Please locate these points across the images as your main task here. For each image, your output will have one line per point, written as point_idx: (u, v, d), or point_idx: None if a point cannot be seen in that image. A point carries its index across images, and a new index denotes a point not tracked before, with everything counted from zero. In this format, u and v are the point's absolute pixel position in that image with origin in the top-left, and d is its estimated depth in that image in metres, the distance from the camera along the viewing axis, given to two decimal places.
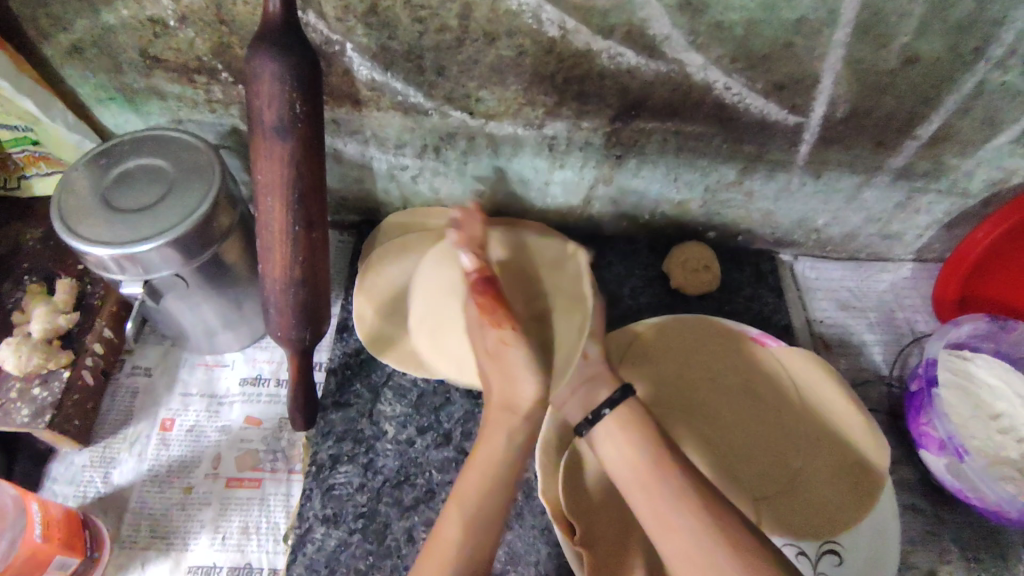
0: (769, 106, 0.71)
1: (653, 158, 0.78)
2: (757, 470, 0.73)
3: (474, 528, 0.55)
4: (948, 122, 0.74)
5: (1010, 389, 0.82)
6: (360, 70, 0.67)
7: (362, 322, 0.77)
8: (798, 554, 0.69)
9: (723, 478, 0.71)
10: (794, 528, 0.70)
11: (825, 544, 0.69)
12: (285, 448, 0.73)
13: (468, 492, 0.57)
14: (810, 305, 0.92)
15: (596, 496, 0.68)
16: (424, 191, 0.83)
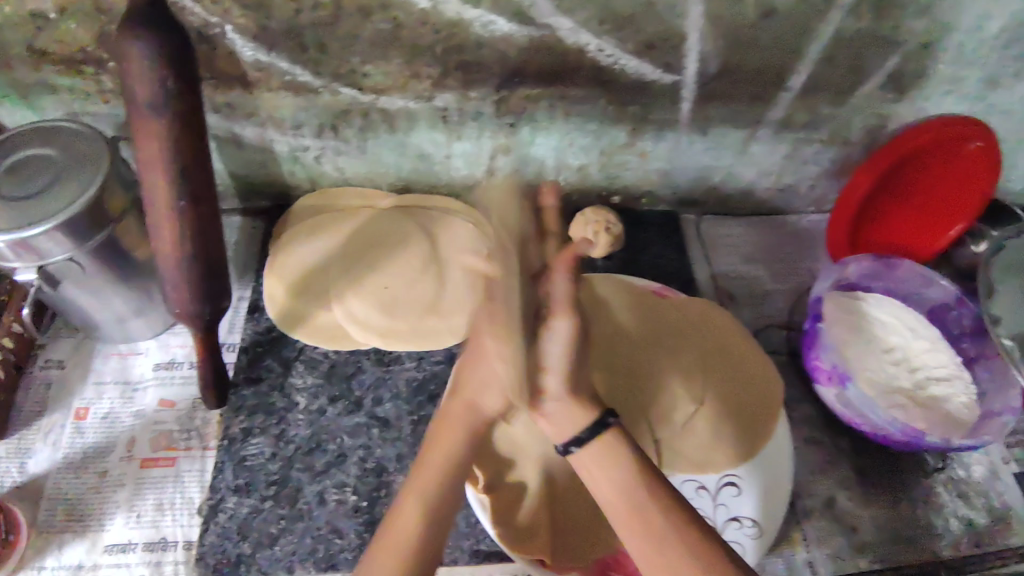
0: (643, 67, 0.75)
1: (544, 124, 0.81)
2: (662, 413, 0.75)
3: (425, 520, 0.54)
4: (815, 73, 0.79)
5: (897, 322, 0.88)
6: (244, 51, 0.70)
7: (273, 301, 0.80)
8: (698, 488, 0.73)
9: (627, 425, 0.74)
10: (692, 463, 0.74)
11: (722, 477, 0.73)
12: (198, 427, 0.74)
13: (433, 482, 0.55)
14: (716, 260, 0.96)
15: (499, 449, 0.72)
16: (329, 171, 0.86)
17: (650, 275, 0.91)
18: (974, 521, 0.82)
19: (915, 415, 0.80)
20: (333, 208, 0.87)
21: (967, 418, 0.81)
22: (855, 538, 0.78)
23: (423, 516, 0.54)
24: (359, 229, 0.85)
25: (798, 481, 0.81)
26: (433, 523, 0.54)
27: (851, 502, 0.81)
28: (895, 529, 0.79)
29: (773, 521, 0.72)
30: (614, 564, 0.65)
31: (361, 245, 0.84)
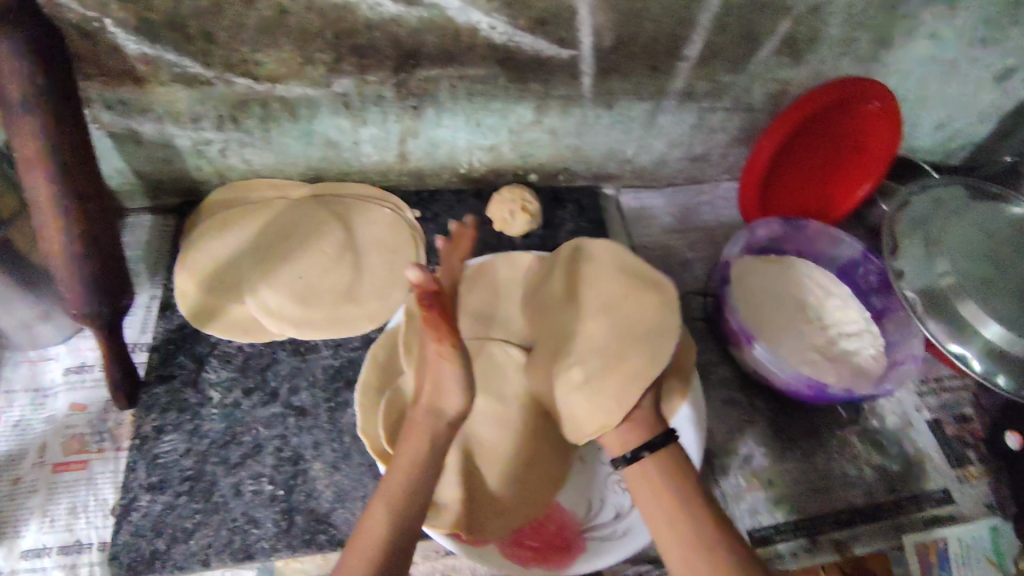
0: (538, 43, 0.75)
1: (448, 106, 0.81)
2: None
3: (394, 522, 0.59)
4: (710, 42, 0.80)
5: (806, 282, 0.91)
6: (127, 45, 0.68)
7: (185, 297, 0.79)
8: None
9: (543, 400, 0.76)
10: None
11: None
12: (111, 428, 0.74)
13: (397, 488, 0.60)
14: (633, 233, 0.98)
15: None
16: (237, 163, 0.85)
17: None
18: (887, 468, 0.85)
19: (826, 370, 0.83)
20: (246, 201, 0.86)
21: (874, 369, 0.84)
22: (771, 492, 0.81)
23: (391, 520, 0.59)
24: (272, 221, 0.84)
25: (716, 441, 0.84)
26: (399, 527, 0.59)
27: (768, 458, 0.83)
28: (809, 480, 0.82)
29: None
30: (529, 530, 0.70)
31: (275, 236, 0.83)
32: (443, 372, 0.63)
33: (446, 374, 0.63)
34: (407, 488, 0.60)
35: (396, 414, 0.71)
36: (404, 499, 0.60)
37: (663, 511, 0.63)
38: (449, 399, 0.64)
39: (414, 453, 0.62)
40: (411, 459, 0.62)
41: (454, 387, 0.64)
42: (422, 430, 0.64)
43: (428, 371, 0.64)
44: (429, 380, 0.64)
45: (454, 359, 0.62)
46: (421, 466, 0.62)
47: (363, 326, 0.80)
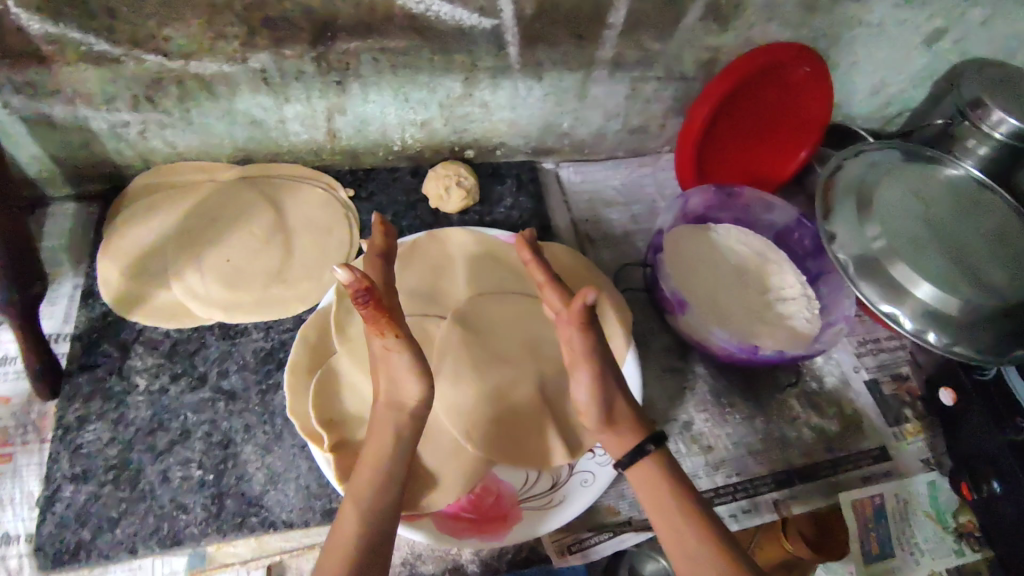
0: (458, 12, 0.74)
1: (373, 80, 0.80)
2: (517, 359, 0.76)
3: (366, 528, 0.57)
4: (633, 8, 0.79)
5: (746, 249, 0.92)
6: (30, 24, 0.67)
7: (108, 285, 0.77)
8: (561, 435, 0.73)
9: (488, 380, 0.74)
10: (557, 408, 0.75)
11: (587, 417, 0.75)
12: (35, 420, 0.71)
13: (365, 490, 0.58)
14: (575, 206, 0.98)
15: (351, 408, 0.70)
16: (159, 146, 0.82)
17: (506, 226, 0.91)
18: (827, 429, 0.86)
19: (762, 333, 0.84)
20: (171, 186, 0.85)
21: (808, 331, 0.85)
22: (711, 457, 0.81)
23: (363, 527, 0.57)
24: (198, 205, 0.83)
25: (658, 409, 0.84)
26: (372, 535, 0.57)
27: (708, 423, 0.83)
28: (750, 443, 0.83)
29: None
30: (467, 503, 0.70)
31: (200, 220, 0.81)
32: (395, 364, 0.59)
33: (397, 366, 0.58)
34: (373, 484, 0.59)
35: (329, 390, 0.71)
36: (372, 495, 0.58)
37: (673, 520, 0.58)
38: (408, 390, 0.59)
39: (377, 447, 0.60)
40: (375, 459, 0.59)
41: (406, 376, 0.59)
42: (385, 423, 0.60)
43: (380, 368, 0.60)
44: (383, 375, 0.60)
45: (402, 349, 0.57)
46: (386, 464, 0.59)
47: (291, 308, 0.79)
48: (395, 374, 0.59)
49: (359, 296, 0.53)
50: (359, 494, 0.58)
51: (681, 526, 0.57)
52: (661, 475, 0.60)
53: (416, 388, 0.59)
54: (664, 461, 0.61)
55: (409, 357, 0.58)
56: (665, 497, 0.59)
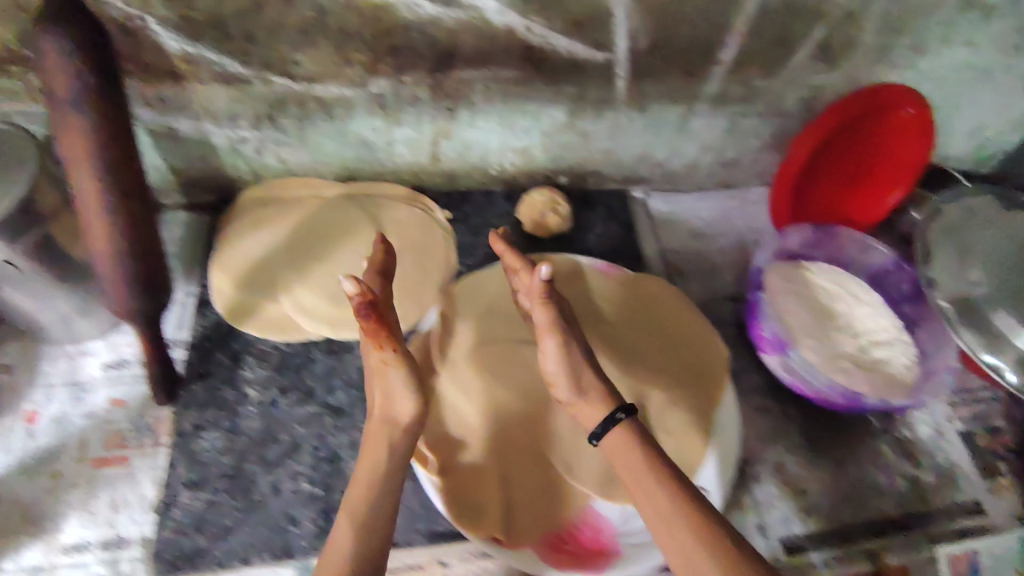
0: (574, 46, 0.75)
1: (482, 107, 0.82)
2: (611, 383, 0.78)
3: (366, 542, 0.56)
4: (745, 46, 0.80)
5: (839, 289, 0.91)
6: (169, 43, 0.68)
7: (220, 295, 0.81)
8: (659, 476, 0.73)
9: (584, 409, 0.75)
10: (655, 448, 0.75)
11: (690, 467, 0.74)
12: (150, 424, 0.75)
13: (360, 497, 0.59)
14: (664, 237, 0.98)
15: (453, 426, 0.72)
16: (272, 163, 0.85)
17: (599, 254, 0.92)
18: (920, 478, 0.84)
19: (859, 378, 0.82)
20: (275, 202, 0.87)
21: (909, 378, 0.83)
22: (803, 501, 0.80)
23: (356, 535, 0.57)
24: (305, 221, 0.85)
25: (748, 448, 0.83)
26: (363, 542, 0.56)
27: (799, 466, 0.82)
28: (842, 489, 0.82)
29: (721, 487, 0.74)
30: (568, 535, 0.68)
31: (309, 236, 0.84)
32: (391, 380, 0.63)
33: (388, 374, 0.63)
34: (369, 496, 0.60)
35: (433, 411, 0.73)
36: (367, 512, 0.58)
37: (657, 500, 0.58)
38: (400, 404, 0.63)
39: (370, 461, 0.62)
40: (367, 478, 0.61)
41: (404, 393, 0.63)
42: (378, 439, 0.63)
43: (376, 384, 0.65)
44: (379, 390, 0.64)
45: (398, 365, 0.62)
46: (380, 482, 0.61)
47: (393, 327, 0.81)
48: (384, 382, 0.63)
49: (360, 309, 0.57)
50: (353, 510, 0.59)
51: (662, 503, 0.58)
52: (640, 451, 0.62)
53: (406, 404, 0.63)
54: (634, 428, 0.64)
55: (400, 373, 0.62)
56: (644, 473, 0.60)
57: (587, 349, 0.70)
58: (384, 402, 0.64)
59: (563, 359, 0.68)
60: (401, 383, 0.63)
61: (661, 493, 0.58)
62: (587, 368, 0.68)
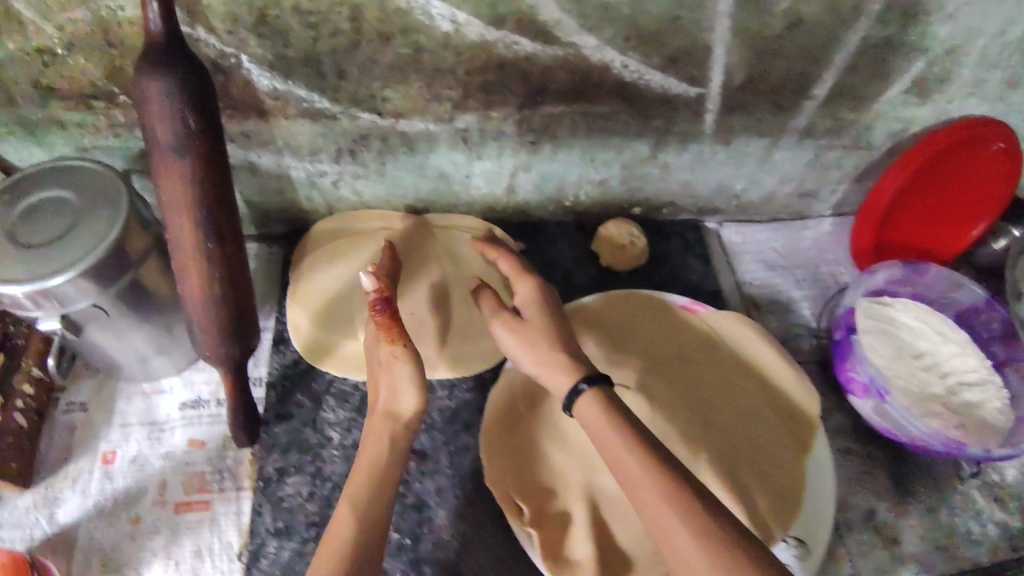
0: (668, 81, 0.73)
1: (566, 141, 0.79)
2: (700, 429, 0.75)
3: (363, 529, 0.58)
4: (841, 80, 0.77)
5: (927, 328, 0.88)
6: (260, 80, 0.67)
7: (298, 333, 0.79)
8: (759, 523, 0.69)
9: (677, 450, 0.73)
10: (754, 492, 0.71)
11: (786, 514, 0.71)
12: (231, 467, 0.73)
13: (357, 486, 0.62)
14: (738, 269, 0.95)
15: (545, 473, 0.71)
16: (347, 195, 0.84)
17: (676, 288, 0.89)
18: (1014, 526, 0.81)
19: (953, 423, 0.80)
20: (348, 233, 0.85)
21: (1003, 424, 0.80)
22: (897, 550, 0.77)
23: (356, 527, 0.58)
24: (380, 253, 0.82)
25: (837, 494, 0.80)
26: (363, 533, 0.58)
27: (890, 513, 0.80)
28: (936, 538, 0.79)
29: (823, 539, 0.71)
30: None
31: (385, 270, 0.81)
32: (397, 374, 0.65)
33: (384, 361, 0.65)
34: (371, 486, 0.62)
35: (522, 461, 0.71)
36: (369, 506, 0.60)
37: (634, 475, 0.54)
38: (404, 399, 0.65)
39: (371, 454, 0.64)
40: (369, 467, 0.63)
41: (408, 387, 0.65)
42: (380, 432, 0.66)
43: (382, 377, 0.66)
44: (383, 384, 0.65)
45: (407, 360, 0.64)
46: (385, 473, 0.63)
47: (473, 368, 0.79)
48: (386, 377, 0.66)
49: (377, 305, 0.61)
50: (355, 499, 0.61)
51: (633, 470, 0.54)
52: (610, 418, 0.59)
53: (412, 398, 0.65)
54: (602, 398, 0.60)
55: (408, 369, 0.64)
56: (614, 440, 0.57)
57: (557, 327, 0.68)
58: (388, 398, 0.66)
59: (533, 340, 0.67)
60: (400, 378, 0.65)
61: (633, 459, 0.55)
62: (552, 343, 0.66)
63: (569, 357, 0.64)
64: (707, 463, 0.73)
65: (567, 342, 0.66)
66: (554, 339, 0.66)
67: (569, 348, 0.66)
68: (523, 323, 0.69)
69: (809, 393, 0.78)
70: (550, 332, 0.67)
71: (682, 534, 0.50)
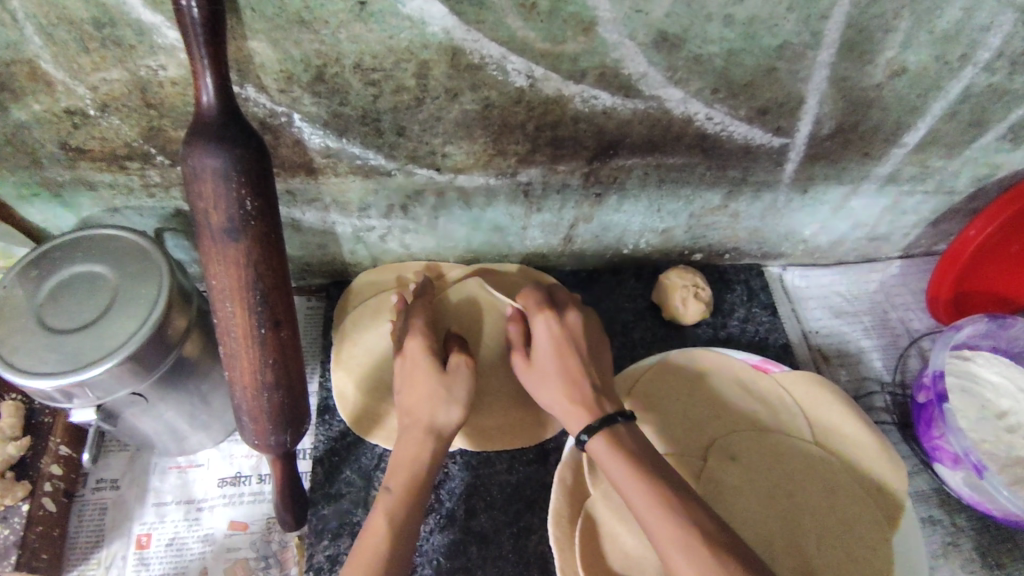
0: (753, 132, 0.67)
1: (634, 192, 0.73)
2: (784, 509, 0.67)
3: (401, 532, 0.54)
4: (935, 128, 0.71)
5: (1014, 386, 0.78)
6: (311, 139, 0.61)
7: (344, 401, 0.72)
8: None
9: (752, 533, 0.65)
10: None
11: None
12: (277, 552, 0.68)
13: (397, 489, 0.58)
14: (802, 316, 0.89)
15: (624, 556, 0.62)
16: (394, 248, 0.78)
17: (742, 342, 0.84)
18: None
19: None
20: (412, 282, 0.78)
21: None
22: None
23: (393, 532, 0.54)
24: (446, 303, 0.76)
25: None
26: (400, 540, 0.54)
27: None
28: None
29: None
30: None
31: (454, 326, 0.74)
32: (434, 388, 0.63)
33: (417, 371, 0.64)
34: (410, 493, 0.57)
35: (594, 545, 0.63)
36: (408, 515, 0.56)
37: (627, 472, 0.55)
38: (444, 414, 0.62)
39: (404, 457, 0.60)
40: (406, 475, 0.59)
41: (444, 402, 0.62)
42: (413, 440, 0.60)
43: (415, 390, 0.63)
44: (422, 396, 0.62)
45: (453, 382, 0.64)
46: (421, 481, 0.58)
47: (518, 442, 0.73)
48: (417, 393, 0.63)
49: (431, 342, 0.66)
50: (393, 505, 0.56)
51: (628, 485, 0.55)
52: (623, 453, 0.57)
53: (452, 412, 0.62)
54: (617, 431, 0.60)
55: (457, 387, 0.63)
56: (624, 477, 0.55)
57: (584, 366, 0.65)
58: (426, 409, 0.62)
59: (547, 386, 0.65)
60: (443, 390, 0.63)
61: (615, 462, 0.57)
62: (579, 380, 0.64)
63: (582, 401, 0.63)
64: (786, 550, 0.65)
65: (581, 383, 0.64)
66: (561, 382, 0.64)
67: (579, 384, 0.64)
68: (536, 363, 0.67)
69: (893, 458, 0.70)
70: (560, 371, 0.65)
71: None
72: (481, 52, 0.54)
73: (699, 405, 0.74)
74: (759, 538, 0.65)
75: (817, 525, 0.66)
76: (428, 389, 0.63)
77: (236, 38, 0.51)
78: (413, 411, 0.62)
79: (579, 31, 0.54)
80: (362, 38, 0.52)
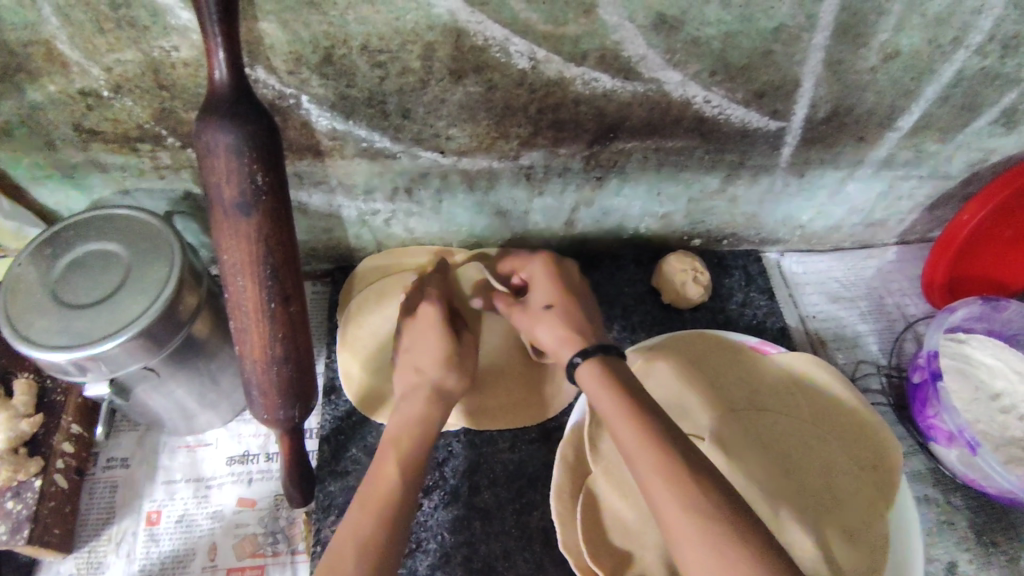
0: (750, 115, 0.69)
1: (634, 177, 0.75)
2: (785, 477, 0.69)
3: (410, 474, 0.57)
4: (928, 112, 0.72)
5: (1008, 367, 0.80)
6: (319, 121, 0.62)
7: (350, 381, 0.74)
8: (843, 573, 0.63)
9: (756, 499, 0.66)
10: (840, 547, 0.65)
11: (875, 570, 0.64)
12: (284, 528, 0.69)
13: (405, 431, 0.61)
14: (800, 302, 0.91)
15: (624, 528, 0.63)
16: (398, 232, 0.80)
17: (741, 326, 0.86)
18: None
19: None
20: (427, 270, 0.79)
21: None
22: None
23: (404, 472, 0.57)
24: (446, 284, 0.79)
25: None
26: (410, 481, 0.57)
27: (973, 566, 0.75)
28: None
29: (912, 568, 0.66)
30: None
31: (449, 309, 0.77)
32: (434, 353, 0.66)
33: (428, 333, 0.68)
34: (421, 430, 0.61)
35: (595, 521, 0.63)
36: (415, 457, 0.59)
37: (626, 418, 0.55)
38: (448, 379, 0.65)
39: (408, 416, 0.62)
40: (406, 432, 0.61)
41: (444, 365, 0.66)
42: (420, 391, 0.64)
43: (422, 352, 0.67)
44: (429, 359, 0.66)
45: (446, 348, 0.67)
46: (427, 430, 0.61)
47: (521, 420, 0.74)
48: (429, 353, 0.66)
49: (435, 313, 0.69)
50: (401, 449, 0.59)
51: (626, 435, 0.54)
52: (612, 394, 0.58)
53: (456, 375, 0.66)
54: (606, 362, 0.61)
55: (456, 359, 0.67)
56: (624, 428, 0.55)
57: (574, 304, 0.69)
58: (431, 369, 0.65)
59: (543, 318, 0.67)
60: (452, 355, 0.67)
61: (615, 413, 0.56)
62: (571, 314, 0.67)
63: (572, 328, 0.66)
64: (788, 517, 0.66)
65: (573, 315, 0.67)
66: (556, 312, 0.67)
67: (570, 318, 0.67)
68: (530, 302, 0.70)
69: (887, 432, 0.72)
70: (553, 307, 0.68)
71: (678, 514, 0.48)
72: (485, 34, 0.56)
73: (702, 380, 0.76)
74: (764, 502, 0.66)
75: (817, 494, 0.68)
76: (430, 353, 0.66)
77: (247, 19, 0.52)
78: (421, 371, 0.65)
79: (580, 12, 0.55)
80: (370, 20, 0.54)
